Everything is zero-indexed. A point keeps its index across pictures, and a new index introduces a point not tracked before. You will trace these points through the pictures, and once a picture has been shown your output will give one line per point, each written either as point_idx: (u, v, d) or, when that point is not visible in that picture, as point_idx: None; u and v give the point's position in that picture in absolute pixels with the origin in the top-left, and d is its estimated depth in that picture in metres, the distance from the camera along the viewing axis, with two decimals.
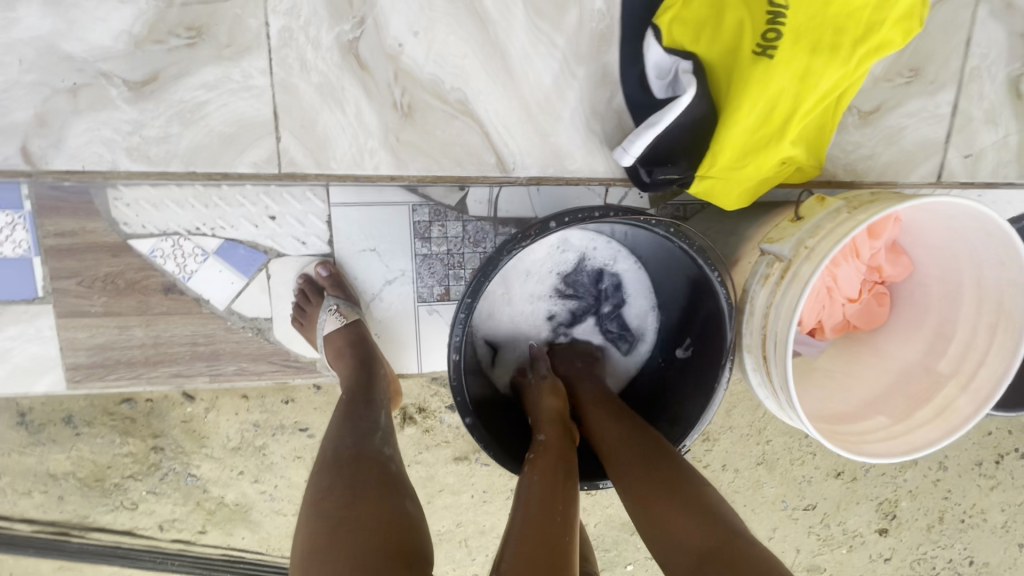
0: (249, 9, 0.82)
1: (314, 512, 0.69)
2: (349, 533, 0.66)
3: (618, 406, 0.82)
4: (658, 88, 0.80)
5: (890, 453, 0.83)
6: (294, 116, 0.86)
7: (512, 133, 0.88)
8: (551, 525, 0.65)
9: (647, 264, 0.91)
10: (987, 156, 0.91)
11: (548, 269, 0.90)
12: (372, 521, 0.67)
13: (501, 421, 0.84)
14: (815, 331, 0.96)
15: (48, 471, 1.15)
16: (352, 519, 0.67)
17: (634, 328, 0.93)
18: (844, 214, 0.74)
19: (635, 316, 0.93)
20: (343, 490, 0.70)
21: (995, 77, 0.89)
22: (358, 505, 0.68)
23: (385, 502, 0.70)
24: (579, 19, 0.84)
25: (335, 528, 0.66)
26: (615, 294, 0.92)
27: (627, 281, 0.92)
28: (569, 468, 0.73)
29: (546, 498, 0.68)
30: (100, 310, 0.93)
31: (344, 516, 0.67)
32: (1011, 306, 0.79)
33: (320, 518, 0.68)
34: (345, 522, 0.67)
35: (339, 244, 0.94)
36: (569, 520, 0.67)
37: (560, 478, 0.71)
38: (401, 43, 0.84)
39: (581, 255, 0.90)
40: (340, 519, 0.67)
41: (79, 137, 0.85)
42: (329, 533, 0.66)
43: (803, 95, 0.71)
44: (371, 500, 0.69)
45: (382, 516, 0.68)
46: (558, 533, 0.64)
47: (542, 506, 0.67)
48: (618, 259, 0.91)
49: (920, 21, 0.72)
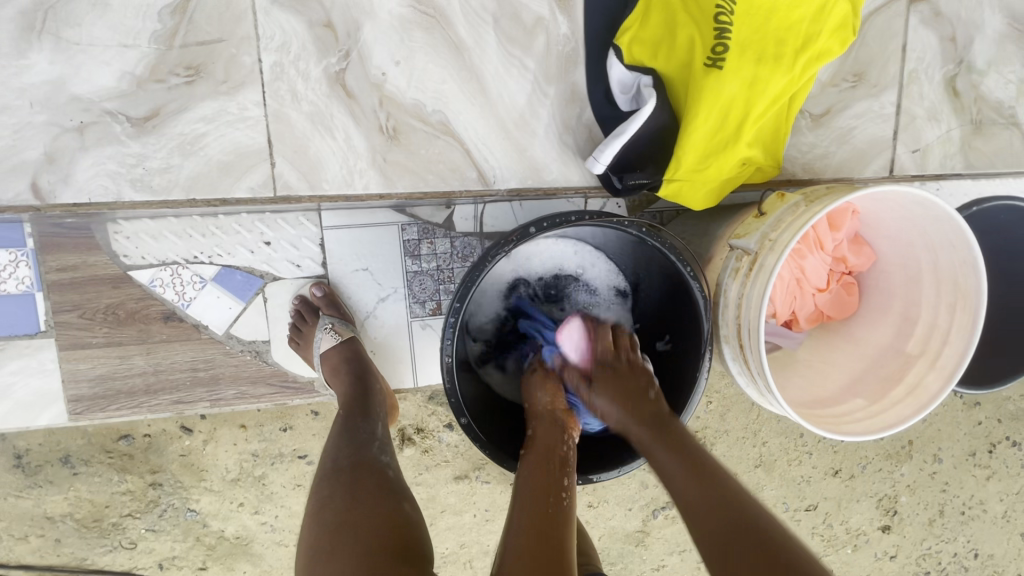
0: (242, 47, 0.89)
1: (316, 520, 0.73)
2: (349, 535, 0.69)
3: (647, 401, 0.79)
4: (623, 102, 0.87)
5: (869, 432, 0.87)
6: (287, 143, 0.91)
7: (492, 150, 0.94)
8: (548, 518, 0.70)
9: (605, 250, 0.94)
10: (934, 150, 0.99)
11: (510, 271, 0.93)
12: (369, 523, 0.70)
13: (500, 431, 0.87)
14: (791, 322, 1.01)
15: (45, 514, 1.15)
16: (351, 522, 0.70)
17: (598, 289, 0.96)
18: (802, 207, 0.80)
19: (594, 280, 0.96)
20: (343, 497, 0.73)
21: (933, 79, 0.96)
22: (357, 509, 0.72)
23: (385, 506, 0.73)
24: (547, 43, 0.91)
25: (336, 531, 0.70)
26: (566, 279, 0.96)
27: (583, 263, 0.95)
28: (559, 465, 0.76)
29: (544, 492, 0.73)
30: (102, 341, 0.96)
31: (345, 519, 0.71)
32: (966, 285, 0.85)
33: (322, 525, 0.72)
34: (344, 525, 0.70)
35: (332, 265, 0.99)
36: (563, 516, 0.71)
37: (557, 465, 0.76)
38: (385, 72, 0.90)
39: (538, 258, 0.94)
40: (341, 523, 0.70)
41: (86, 171, 0.89)
42: (331, 536, 0.69)
43: (754, 100, 0.78)
44: (370, 503, 0.73)
45: (381, 517, 0.71)
46: (555, 525, 0.70)
47: (540, 499, 0.72)
48: (579, 251, 0.95)
49: (854, 29, 0.80)
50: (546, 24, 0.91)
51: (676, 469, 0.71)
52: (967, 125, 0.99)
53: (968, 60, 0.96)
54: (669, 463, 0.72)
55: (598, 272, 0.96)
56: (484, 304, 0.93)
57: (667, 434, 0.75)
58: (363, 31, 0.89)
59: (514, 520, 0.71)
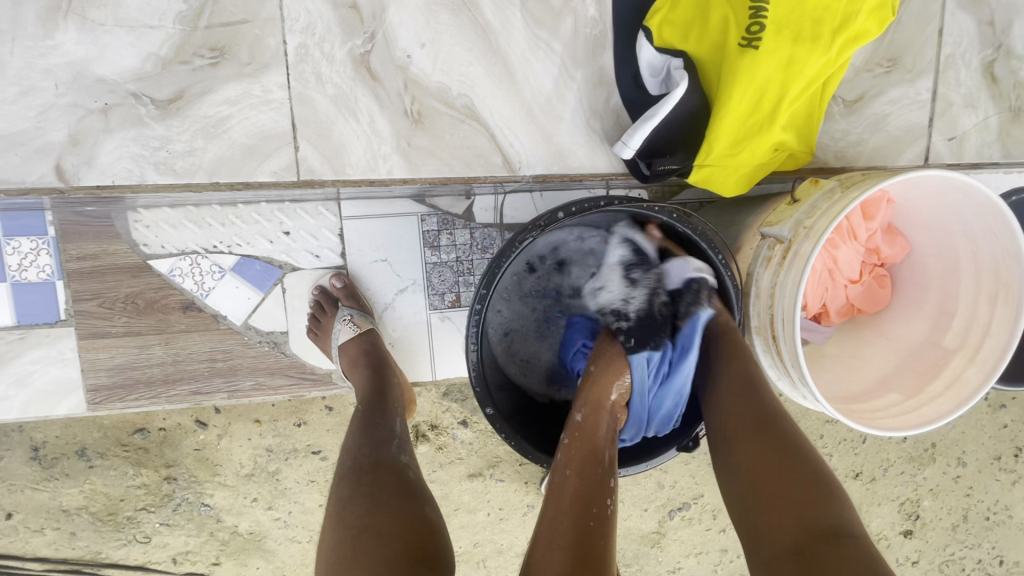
0: (268, 29, 0.88)
1: (337, 523, 0.71)
2: (371, 540, 0.67)
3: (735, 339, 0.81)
4: (652, 85, 0.85)
5: (906, 427, 0.84)
6: (311, 126, 0.90)
7: (517, 135, 0.92)
8: (582, 529, 0.66)
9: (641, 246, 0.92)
10: (970, 138, 0.96)
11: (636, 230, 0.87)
12: (392, 528, 0.68)
13: (530, 425, 0.86)
14: (820, 316, 0.98)
15: (61, 507, 1.14)
16: (373, 527, 0.68)
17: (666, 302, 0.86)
18: (838, 193, 0.77)
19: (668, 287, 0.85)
20: (364, 499, 0.71)
21: (970, 64, 0.94)
22: (377, 512, 0.70)
23: (406, 509, 0.70)
24: (574, 26, 0.90)
25: (357, 536, 0.68)
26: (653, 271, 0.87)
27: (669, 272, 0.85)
28: (599, 455, 0.74)
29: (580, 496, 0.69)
30: (121, 330, 0.96)
31: (366, 524, 0.68)
32: (1010, 275, 0.81)
33: (343, 528, 0.70)
34: (366, 530, 0.68)
35: (351, 256, 0.97)
36: (604, 529, 0.67)
37: (596, 468, 0.73)
38: (410, 55, 0.89)
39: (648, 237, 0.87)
40: (362, 528, 0.68)
41: (110, 154, 0.89)
42: (353, 541, 0.67)
43: (790, 81, 0.76)
44: (391, 507, 0.71)
45: (403, 522, 0.69)
46: (590, 535, 0.65)
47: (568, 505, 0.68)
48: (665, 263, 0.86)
49: (893, 10, 0.78)
50: (573, 6, 0.89)
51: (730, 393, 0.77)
52: (1005, 113, 0.96)
53: (1007, 45, 0.93)
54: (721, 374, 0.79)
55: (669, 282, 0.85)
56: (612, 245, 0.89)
57: (730, 346, 0.80)
58: (388, 13, 0.88)
59: (544, 520, 0.68)
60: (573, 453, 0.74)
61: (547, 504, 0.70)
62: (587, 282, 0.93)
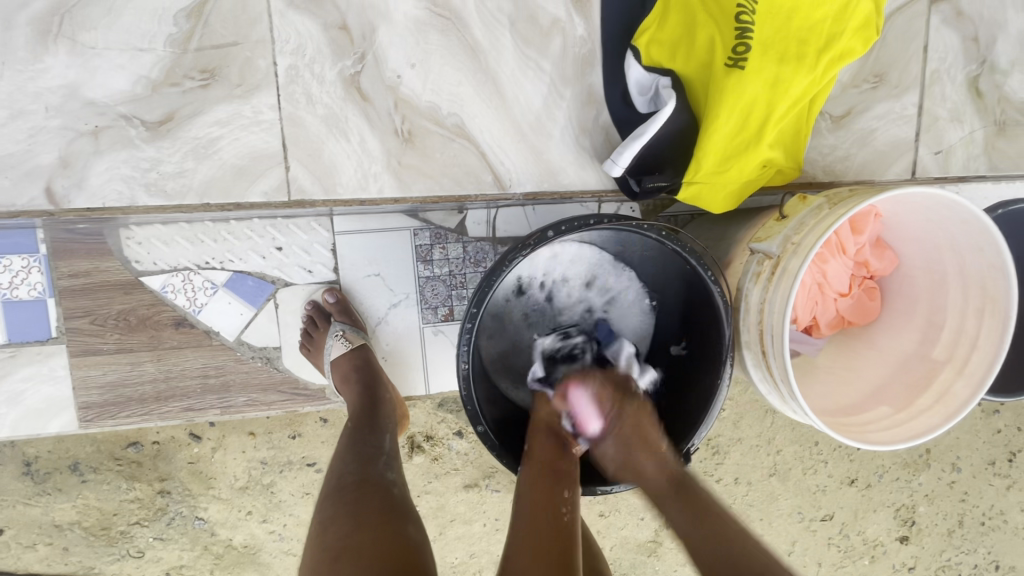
0: (258, 50, 0.88)
1: (318, 544, 0.71)
2: (350, 561, 0.67)
3: (693, 490, 0.74)
4: (641, 103, 0.86)
5: (895, 441, 0.85)
6: (301, 146, 0.91)
7: (507, 152, 0.93)
8: (542, 538, 0.70)
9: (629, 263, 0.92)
10: (956, 151, 0.97)
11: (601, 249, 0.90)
12: (371, 549, 0.68)
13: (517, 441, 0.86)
14: (811, 328, 0.98)
15: (53, 522, 1.13)
16: (352, 549, 0.68)
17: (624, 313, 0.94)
18: (825, 210, 0.78)
19: (628, 300, 0.94)
20: (346, 518, 0.71)
21: (955, 79, 0.95)
22: (358, 532, 0.69)
23: (387, 530, 0.70)
24: (563, 45, 0.90)
25: (336, 557, 0.68)
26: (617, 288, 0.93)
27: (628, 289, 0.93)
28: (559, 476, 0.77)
29: (544, 510, 0.73)
30: (113, 347, 0.95)
31: (346, 545, 0.68)
32: (995, 289, 0.82)
33: (323, 547, 0.70)
34: (345, 551, 0.68)
35: (344, 270, 0.98)
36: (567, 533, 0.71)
37: (554, 483, 0.76)
38: (399, 75, 0.90)
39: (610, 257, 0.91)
40: (341, 549, 0.68)
41: (100, 175, 0.89)
42: (331, 563, 0.67)
43: (776, 100, 0.77)
44: (373, 526, 0.70)
45: (384, 542, 0.69)
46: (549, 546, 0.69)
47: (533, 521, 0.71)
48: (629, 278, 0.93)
49: (877, 29, 0.79)
50: (562, 25, 0.90)
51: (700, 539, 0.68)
52: (990, 126, 0.97)
53: (991, 60, 0.95)
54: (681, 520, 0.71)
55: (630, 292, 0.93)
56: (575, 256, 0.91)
57: (690, 496, 0.73)
58: (378, 34, 0.88)
59: (507, 550, 0.70)
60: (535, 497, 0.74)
61: (512, 536, 0.71)
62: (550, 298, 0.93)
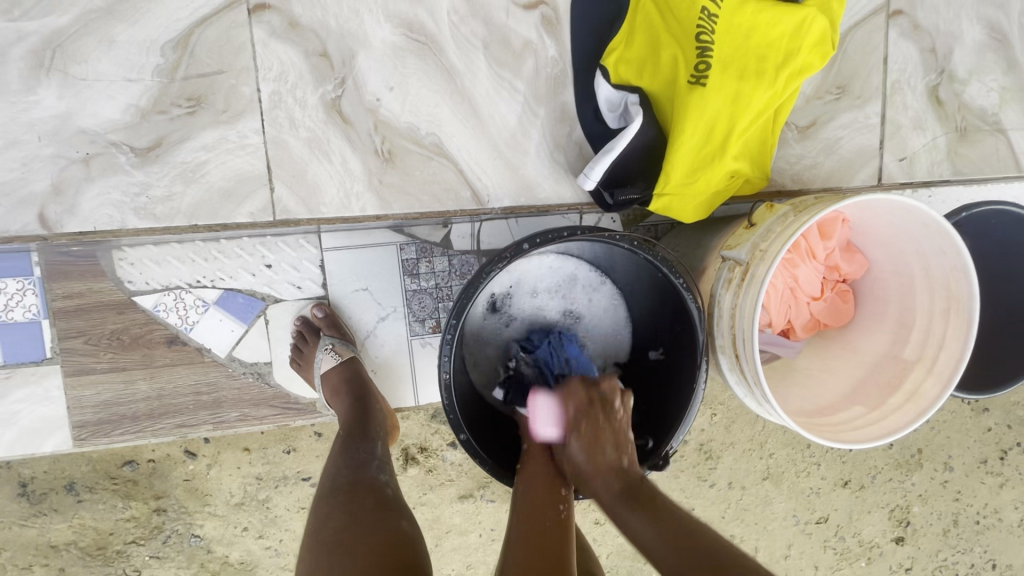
0: (242, 78, 0.92)
1: (314, 541, 0.73)
2: (345, 555, 0.69)
3: (648, 497, 0.72)
4: (612, 119, 0.90)
5: (867, 439, 0.87)
6: (286, 168, 0.94)
7: (485, 169, 0.96)
8: (542, 528, 0.74)
9: (606, 271, 0.96)
10: (921, 157, 1.00)
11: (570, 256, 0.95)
12: (367, 543, 0.70)
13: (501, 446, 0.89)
14: (788, 331, 1.01)
15: (49, 543, 1.15)
16: (347, 543, 0.70)
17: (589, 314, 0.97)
18: (791, 217, 0.81)
19: (595, 305, 0.97)
20: (341, 516, 0.73)
21: (915, 89, 0.99)
22: (353, 528, 0.72)
23: (381, 525, 0.72)
24: (536, 66, 0.94)
25: (332, 551, 0.70)
26: (585, 291, 0.96)
27: (599, 293, 0.97)
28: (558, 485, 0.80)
29: (544, 508, 0.76)
30: (106, 366, 0.98)
31: (341, 539, 0.71)
32: (959, 289, 0.85)
33: (319, 542, 0.72)
34: (340, 545, 0.70)
35: (332, 286, 1.00)
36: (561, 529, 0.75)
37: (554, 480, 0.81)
38: (379, 98, 0.93)
39: (578, 262, 0.95)
40: (336, 543, 0.71)
41: (91, 201, 0.92)
42: (327, 557, 0.70)
43: (738, 114, 0.81)
44: (367, 524, 0.72)
45: (377, 537, 0.71)
46: (551, 540, 0.73)
47: (530, 511, 0.76)
48: (600, 285, 0.96)
49: (833, 44, 0.82)
50: (534, 47, 0.94)
51: (646, 529, 0.68)
52: (952, 133, 1.01)
53: (950, 69, 0.99)
54: (631, 523, 0.70)
55: (598, 295, 0.97)
56: (546, 265, 0.94)
57: (644, 505, 0.71)
58: (358, 59, 0.92)
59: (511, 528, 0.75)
60: (534, 490, 0.78)
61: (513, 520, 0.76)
62: (525, 305, 0.95)
